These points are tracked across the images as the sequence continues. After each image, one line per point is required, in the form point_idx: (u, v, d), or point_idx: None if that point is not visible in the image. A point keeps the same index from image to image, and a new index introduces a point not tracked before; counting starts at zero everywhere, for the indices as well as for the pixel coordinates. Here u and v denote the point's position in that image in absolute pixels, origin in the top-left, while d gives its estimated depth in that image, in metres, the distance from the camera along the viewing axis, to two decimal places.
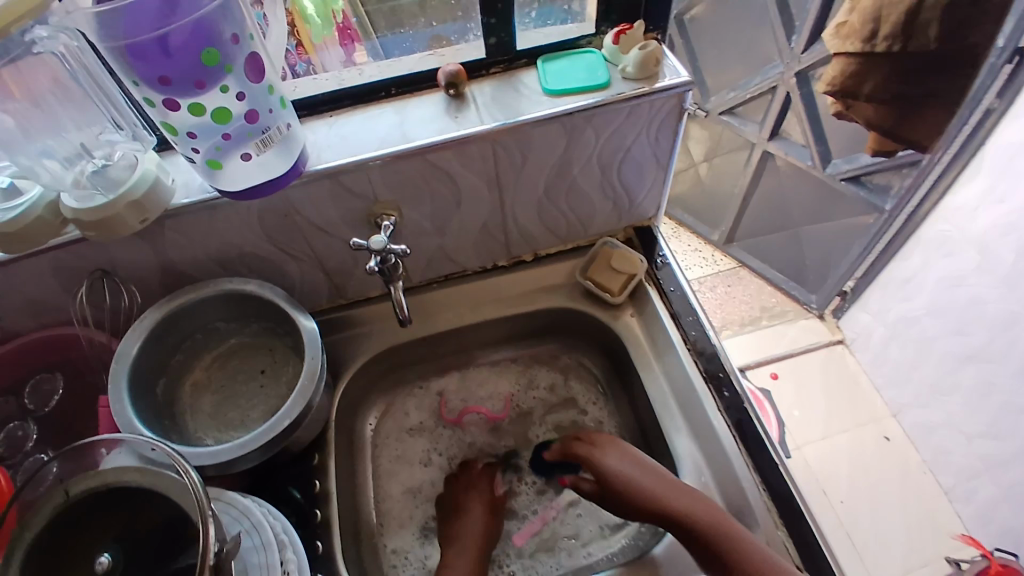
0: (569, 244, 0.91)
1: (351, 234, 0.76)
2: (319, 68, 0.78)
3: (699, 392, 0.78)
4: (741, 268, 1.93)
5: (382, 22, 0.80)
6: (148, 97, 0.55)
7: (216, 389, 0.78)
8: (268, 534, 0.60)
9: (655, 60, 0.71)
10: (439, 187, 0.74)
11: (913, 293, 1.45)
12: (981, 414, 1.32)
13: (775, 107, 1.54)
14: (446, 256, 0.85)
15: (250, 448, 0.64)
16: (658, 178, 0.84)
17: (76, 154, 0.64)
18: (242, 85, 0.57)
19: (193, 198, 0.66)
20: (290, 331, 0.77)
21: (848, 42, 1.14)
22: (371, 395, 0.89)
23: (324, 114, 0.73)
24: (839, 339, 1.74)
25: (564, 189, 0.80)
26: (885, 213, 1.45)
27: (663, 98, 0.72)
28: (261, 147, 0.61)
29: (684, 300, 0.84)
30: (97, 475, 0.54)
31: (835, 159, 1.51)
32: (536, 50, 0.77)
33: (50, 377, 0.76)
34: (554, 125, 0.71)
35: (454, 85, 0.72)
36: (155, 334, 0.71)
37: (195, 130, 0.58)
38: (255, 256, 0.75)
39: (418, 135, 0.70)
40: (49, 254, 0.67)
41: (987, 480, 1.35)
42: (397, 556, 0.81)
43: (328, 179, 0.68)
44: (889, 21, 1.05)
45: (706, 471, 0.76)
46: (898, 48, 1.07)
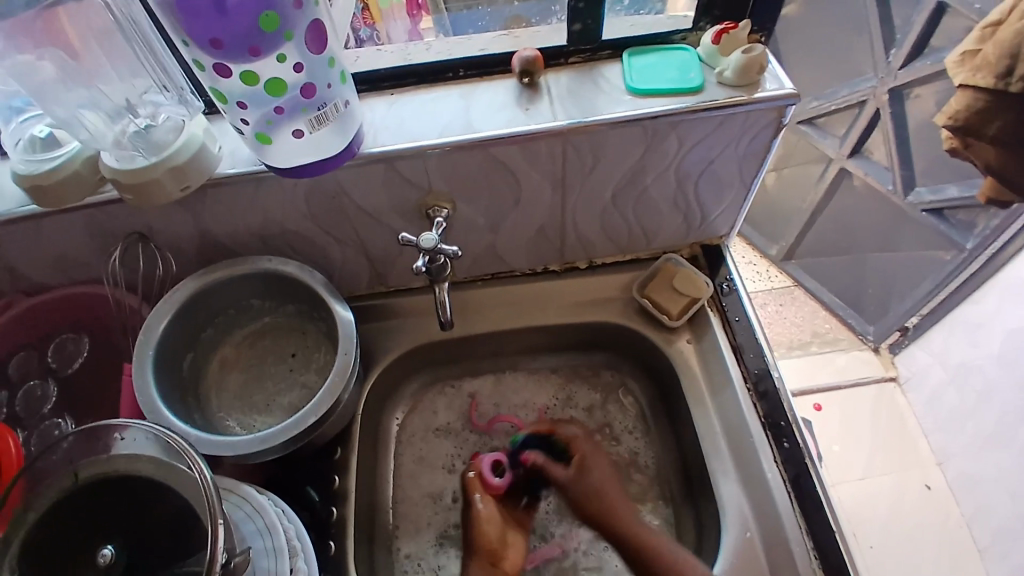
0: (628, 255, 0.84)
1: (400, 222, 0.71)
2: (383, 39, 0.73)
3: (754, 437, 0.72)
4: (795, 287, 1.81)
5: None
6: (198, 59, 0.50)
7: (244, 369, 0.74)
8: (280, 538, 0.56)
9: (758, 67, 0.63)
10: (499, 184, 0.68)
11: (980, 339, 1.33)
12: None
13: (861, 125, 1.42)
14: (495, 255, 0.79)
15: (271, 444, 0.59)
16: (738, 196, 0.76)
17: (119, 110, 0.60)
18: (301, 54, 0.52)
19: (238, 169, 0.61)
20: (325, 317, 0.72)
21: (977, 74, 0.84)
22: (401, 389, 0.84)
23: (385, 91, 0.68)
24: (893, 375, 1.62)
25: (634, 198, 0.73)
26: (964, 251, 1.34)
27: (761, 110, 0.64)
28: (314, 125, 0.55)
29: (749, 332, 0.77)
30: (107, 461, 0.52)
31: (919, 185, 1.38)
32: (622, 42, 0.69)
33: (75, 338, 0.75)
34: (635, 128, 0.64)
35: (529, 72, 0.66)
36: (185, 307, 0.68)
37: (245, 100, 0.53)
38: (297, 235, 0.71)
39: (484, 125, 0.64)
40: (84, 213, 0.64)
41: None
42: (410, 562, 0.76)
43: (382, 164, 0.63)
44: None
45: (751, 526, 0.69)
46: None
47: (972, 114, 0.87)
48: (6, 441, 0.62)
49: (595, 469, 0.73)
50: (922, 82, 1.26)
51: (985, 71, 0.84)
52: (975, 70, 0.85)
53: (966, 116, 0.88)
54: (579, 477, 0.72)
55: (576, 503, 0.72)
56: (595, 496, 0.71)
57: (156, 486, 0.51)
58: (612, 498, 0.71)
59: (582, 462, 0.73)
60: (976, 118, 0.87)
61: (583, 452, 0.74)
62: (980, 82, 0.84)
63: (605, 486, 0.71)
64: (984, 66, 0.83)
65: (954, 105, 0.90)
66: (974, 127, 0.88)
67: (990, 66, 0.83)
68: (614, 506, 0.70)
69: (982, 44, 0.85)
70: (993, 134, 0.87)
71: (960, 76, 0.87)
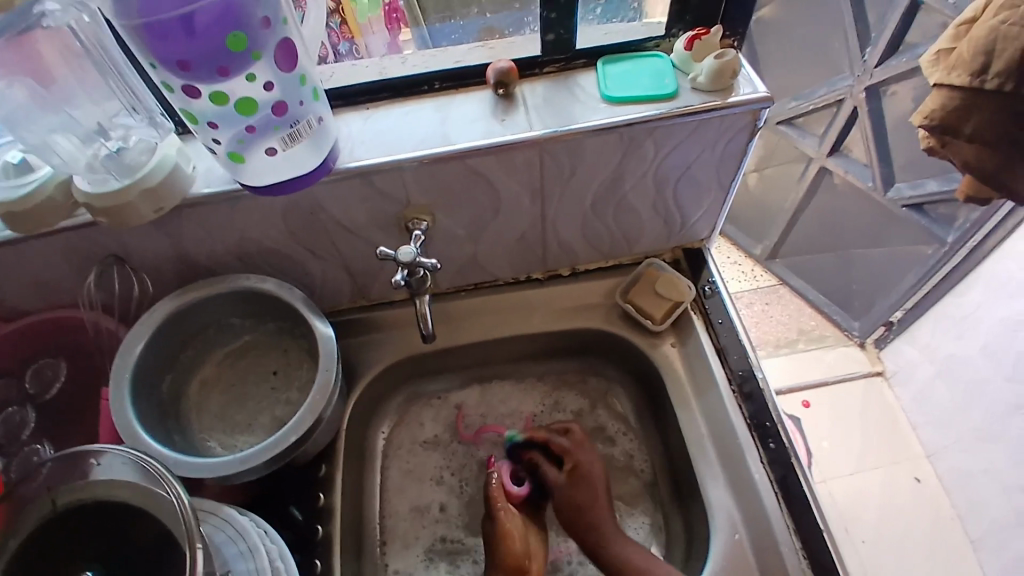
0: (610, 261, 0.84)
1: (379, 236, 0.70)
2: (363, 51, 0.74)
3: (741, 440, 0.72)
4: (780, 285, 1.82)
5: (433, 8, 0.74)
6: (167, 81, 0.50)
7: (225, 389, 0.73)
8: (263, 560, 0.55)
9: (731, 72, 0.64)
10: (477, 195, 0.68)
11: (966, 331, 1.34)
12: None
13: (841, 118, 1.43)
14: (477, 265, 0.79)
15: (252, 465, 0.59)
16: (717, 199, 0.76)
17: (91, 133, 0.59)
18: (272, 73, 0.52)
19: (213, 188, 0.61)
20: (306, 333, 0.72)
21: (953, 74, 0.85)
22: (386, 403, 0.84)
23: (360, 105, 0.68)
24: (879, 370, 1.64)
25: (613, 204, 0.74)
26: (945, 245, 1.35)
27: (736, 114, 0.65)
28: (287, 143, 0.56)
29: (733, 334, 0.77)
30: (85, 487, 0.51)
31: (898, 181, 1.40)
32: (597, 50, 0.69)
33: (53, 364, 0.74)
34: (611, 136, 0.64)
35: (504, 83, 0.66)
36: (164, 328, 0.67)
37: (216, 120, 0.53)
38: (275, 252, 0.70)
39: (461, 137, 0.64)
40: (58, 236, 0.63)
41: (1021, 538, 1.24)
42: None
43: (359, 178, 0.62)
44: (1002, 58, 0.79)
45: (740, 528, 0.69)
46: (1015, 87, 0.80)
47: (947, 113, 0.87)
48: None
49: (591, 482, 0.73)
50: (899, 79, 1.28)
51: (959, 70, 0.84)
52: (950, 69, 0.85)
53: (941, 115, 0.88)
54: (574, 487, 0.73)
55: (562, 506, 0.73)
56: (572, 504, 0.72)
57: (134, 512, 0.51)
58: (601, 513, 0.71)
59: (578, 472, 0.74)
60: (951, 116, 0.87)
61: (581, 464, 0.74)
62: (955, 80, 0.84)
63: (597, 498, 0.72)
64: (959, 64, 0.84)
65: (930, 104, 0.90)
66: (952, 125, 0.88)
67: (964, 63, 0.83)
68: (601, 521, 0.70)
69: (956, 42, 0.86)
70: (969, 133, 0.87)
71: (936, 74, 0.88)
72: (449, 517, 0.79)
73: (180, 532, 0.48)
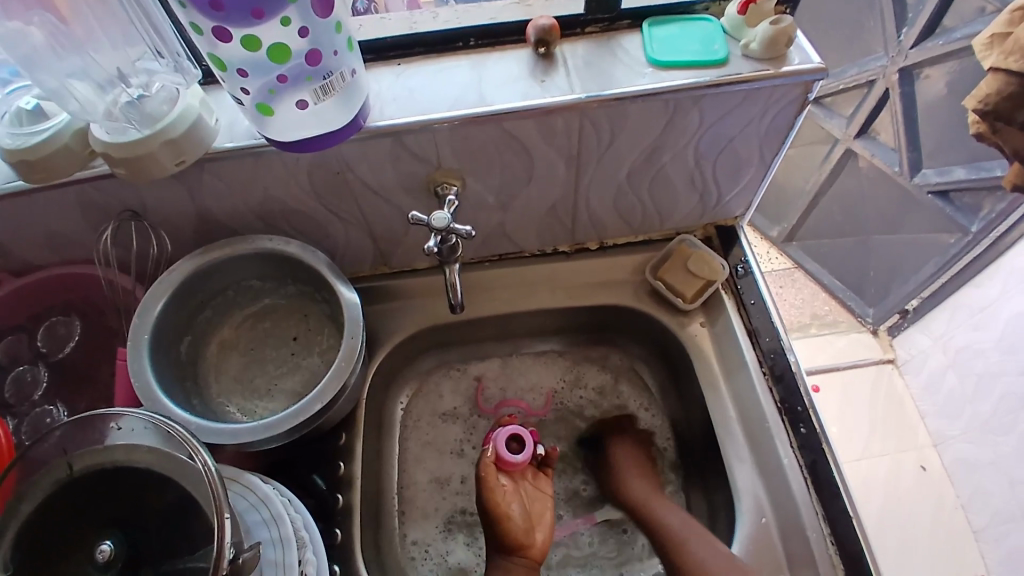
0: (641, 236, 0.81)
1: (407, 200, 0.68)
2: (381, 9, 0.69)
3: (769, 423, 0.70)
4: (796, 269, 1.79)
5: None
6: (195, 22, 0.46)
7: (243, 352, 0.71)
8: (287, 528, 0.54)
9: (787, 39, 0.60)
10: (511, 160, 0.65)
11: (985, 323, 1.32)
12: None
13: (869, 101, 1.37)
14: (504, 234, 0.76)
15: (278, 431, 0.57)
16: (757, 175, 0.74)
17: (109, 79, 0.56)
18: (306, 18, 0.48)
19: (237, 143, 0.58)
20: (328, 298, 0.69)
21: (1012, 58, 0.81)
22: (406, 372, 0.82)
23: (391, 61, 0.64)
24: (890, 358, 1.62)
25: (649, 175, 0.71)
26: (968, 235, 1.32)
27: (788, 85, 0.61)
28: (319, 95, 0.52)
29: (764, 314, 0.75)
30: (101, 452, 0.49)
31: (925, 167, 1.34)
32: (642, 11, 0.66)
33: (66, 321, 0.72)
34: (656, 102, 0.61)
35: (545, 42, 0.63)
36: (182, 288, 0.64)
37: (245, 67, 0.49)
38: (298, 212, 0.67)
39: (497, 98, 0.60)
40: (72, 188, 0.60)
41: None
42: (417, 547, 0.75)
43: (389, 138, 0.59)
44: None
45: (767, 512, 0.68)
46: None
47: (1003, 100, 0.84)
48: None
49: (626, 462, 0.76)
50: (933, 62, 1.21)
51: (1017, 56, 0.80)
52: (1007, 54, 0.81)
53: (996, 100, 0.84)
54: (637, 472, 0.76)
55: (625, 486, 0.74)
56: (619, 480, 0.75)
57: (157, 479, 0.49)
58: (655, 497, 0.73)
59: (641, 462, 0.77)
60: (1006, 103, 0.84)
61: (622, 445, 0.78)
62: (1013, 65, 0.81)
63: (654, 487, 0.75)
64: (1017, 50, 0.80)
65: (985, 88, 0.86)
66: (1005, 112, 0.85)
67: (1022, 49, 0.80)
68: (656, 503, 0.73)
69: (1012, 27, 0.82)
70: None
71: (992, 58, 0.84)
72: (470, 489, 0.79)
73: (208, 501, 0.46)
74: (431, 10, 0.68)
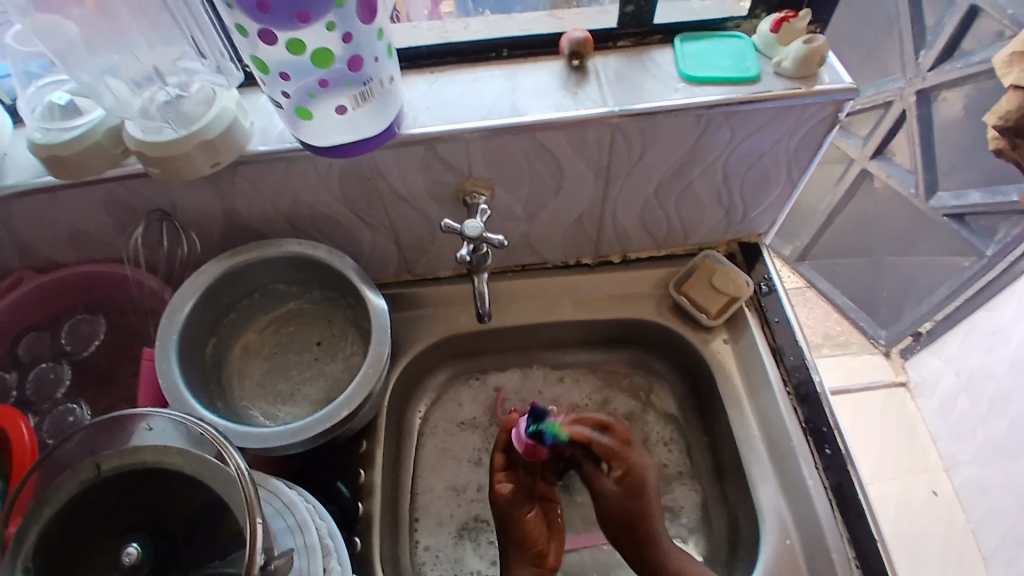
0: (664, 250, 0.81)
1: (435, 208, 0.68)
2: (404, 20, 0.68)
3: (794, 443, 0.70)
4: (808, 288, 1.77)
5: None
6: (241, 24, 0.46)
7: (267, 356, 0.71)
8: (312, 536, 0.53)
9: (820, 58, 0.60)
10: (541, 171, 0.65)
11: (997, 345, 1.29)
12: None
13: (885, 125, 1.38)
14: (528, 244, 0.76)
15: (303, 437, 0.57)
16: (783, 193, 0.74)
17: (144, 76, 0.56)
18: (350, 25, 0.48)
19: (270, 146, 0.58)
20: (353, 305, 0.69)
21: None
22: (425, 381, 0.82)
23: (424, 69, 0.65)
24: (902, 380, 1.61)
25: (677, 190, 0.71)
26: (984, 258, 1.30)
27: (821, 103, 0.61)
28: (358, 101, 0.52)
29: (789, 333, 0.75)
30: (132, 454, 0.48)
31: (941, 189, 1.34)
32: (674, 27, 0.66)
33: (90, 320, 0.72)
34: (688, 117, 0.61)
35: (579, 54, 0.63)
36: (210, 290, 0.64)
37: (287, 70, 0.49)
38: (327, 218, 0.67)
39: (530, 108, 0.60)
40: (104, 187, 0.60)
41: None
42: (428, 553, 0.74)
43: (422, 146, 0.59)
44: None
45: (792, 533, 0.67)
46: None
47: None
48: (19, 427, 0.59)
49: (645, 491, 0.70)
50: (951, 85, 1.22)
51: None
52: None
53: (1018, 116, 0.84)
54: (624, 496, 0.69)
55: (611, 513, 0.70)
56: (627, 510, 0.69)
57: (186, 483, 0.48)
58: (654, 522, 0.68)
59: (630, 479, 0.70)
60: None
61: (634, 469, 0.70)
62: None
63: (652, 506, 0.69)
64: None
65: (1007, 104, 0.86)
66: None
67: None
68: (653, 530, 0.68)
69: None
70: None
71: (1012, 76, 0.84)
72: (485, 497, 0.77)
73: (239, 505, 0.46)
74: (462, 19, 0.68)
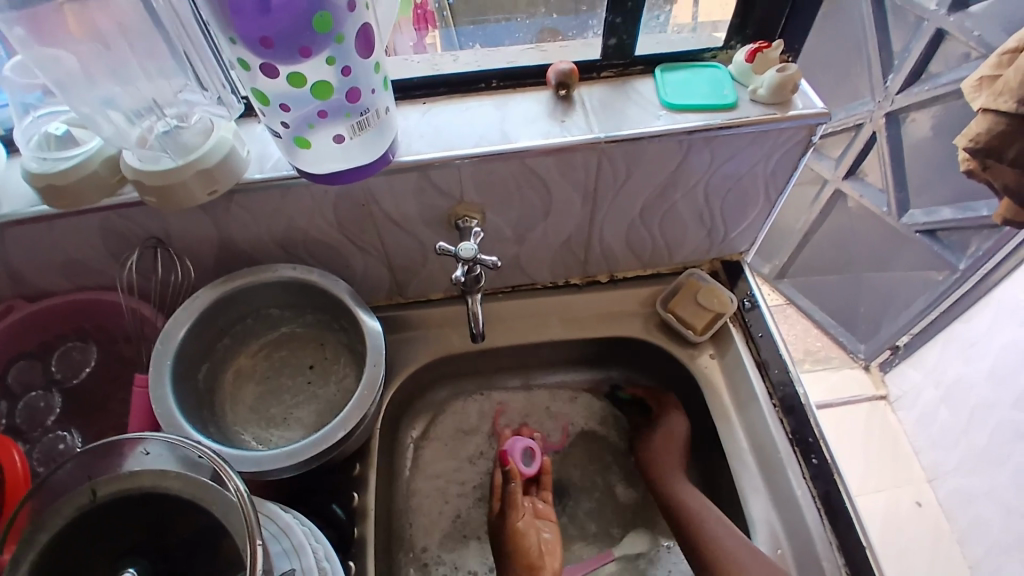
0: (649, 270, 0.84)
1: (428, 231, 0.69)
2: (392, 53, 0.70)
3: (782, 454, 0.71)
4: (788, 305, 1.81)
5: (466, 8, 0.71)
6: (244, 58, 0.48)
7: (259, 381, 0.71)
8: (309, 559, 0.54)
9: (793, 86, 0.64)
10: (531, 196, 0.67)
11: (975, 357, 1.33)
12: None
13: (855, 147, 1.43)
14: (519, 266, 0.78)
15: (298, 460, 0.57)
16: (762, 213, 0.77)
17: (144, 107, 0.57)
18: (349, 59, 0.50)
19: (266, 174, 0.60)
20: (346, 327, 0.70)
21: (999, 99, 0.85)
22: (417, 403, 0.82)
23: (416, 100, 0.67)
24: (883, 394, 1.64)
25: (662, 212, 0.73)
26: (957, 272, 1.34)
27: (794, 128, 0.64)
28: (355, 130, 0.54)
29: (773, 347, 0.77)
30: (131, 478, 0.48)
31: (912, 207, 1.38)
32: (654, 58, 0.70)
33: (82, 347, 0.72)
34: (670, 141, 0.63)
35: (565, 84, 0.66)
36: (203, 316, 0.65)
37: (287, 102, 0.51)
38: (320, 242, 0.69)
39: (521, 136, 0.63)
40: (100, 214, 0.61)
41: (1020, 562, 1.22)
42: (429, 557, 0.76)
43: (416, 172, 0.61)
44: None
45: (783, 542, 0.69)
46: None
47: (992, 138, 0.88)
48: (12, 457, 0.59)
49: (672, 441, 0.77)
50: (919, 107, 1.27)
51: (1007, 96, 0.84)
52: (997, 95, 0.85)
53: (986, 139, 0.89)
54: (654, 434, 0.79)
55: (636, 461, 0.80)
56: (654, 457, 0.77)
57: (190, 507, 0.47)
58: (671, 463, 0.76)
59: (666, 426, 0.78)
60: (995, 141, 0.88)
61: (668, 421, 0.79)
62: (1003, 105, 0.85)
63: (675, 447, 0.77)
64: (1005, 91, 0.84)
65: (975, 128, 0.90)
66: (995, 149, 0.89)
67: (1011, 91, 0.83)
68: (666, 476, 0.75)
69: (1001, 69, 0.87)
70: (1013, 156, 0.88)
71: (982, 99, 0.88)
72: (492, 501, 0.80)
73: (242, 532, 0.45)
74: (450, 52, 0.71)
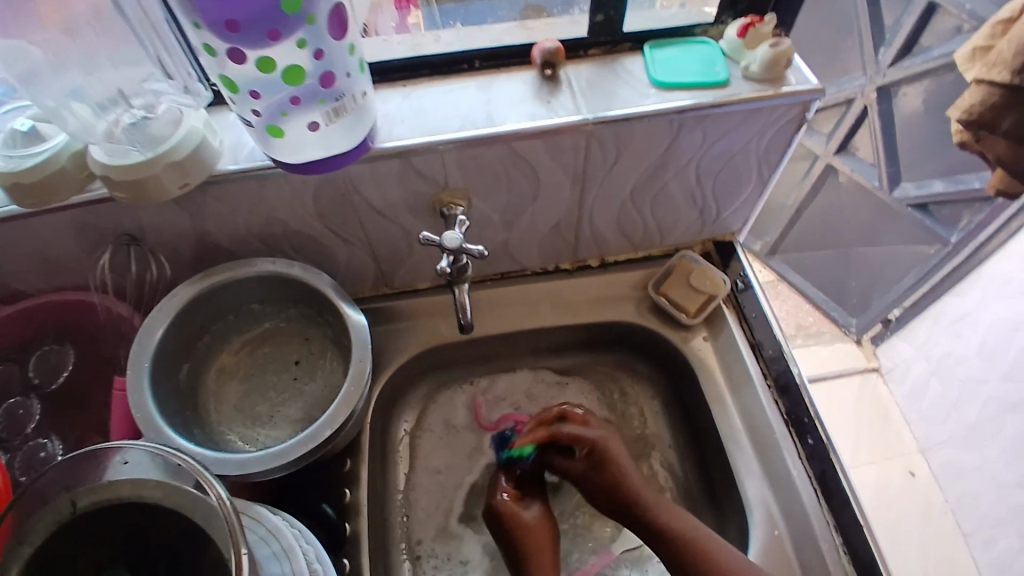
0: (641, 252, 0.82)
1: (412, 219, 0.67)
2: (373, 33, 0.67)
3: (778, 434, 0.71)
4: (780, 282, 1.80)
5: None
6: (209, 43, 0.45)
7: (244, 378, 0.70)
8: (300, 561, 0.52)
9: (786, 61, 0.62)
10: (518, 180, 0.65)
11: (966, 330, 1.33)
12: (1015, 464, 1.21)
13: (845, 124, 1.41)
14: (508, 253, 0.76)
15: (285, 459, 0.55)
16: (754, 192, 0.75)
17: (110, 98, 0.54)
18: (321, 41, 0.48)
19: (241, 165, 0.57)
20: (330, 321, 0.68)
21: (993, 69, 0.84)
22: (407, 395, 0.81)
23: (396, 83, 0.64)
24: (875, 366, 1.64)
25: (653, 193, 0.71)
26: (947, 245, 1.34)
27: (787, 105, 0.62)
28: (331, 117, 0.52)
29: (765, 326, 0.76)
30: (106, 488, 0.46)
31: (903, 181, 1.37)
32: (644, 34, 0.67)
33: (59, 349, 0.70)
34: (661, 121, 0.61)
35: (550, 64, 0.64)
36: (181, 314, 0.63)
37: (258, 88, 0.49)
38: (301, 234, 0.66)
39: (506, 118, 0.60)
40: (70, 213, 0.58)
41: (1012, 531, 1.24)
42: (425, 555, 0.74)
43: (397, 159, 0.59)
44: None
45: (779, 524, 0.68)
46: None
47: (984, 108, 0.87)
48: None
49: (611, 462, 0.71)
50: (910, 80, 1.25)
51: (1000, 67, 0.83)
52: (991, 66, 0.84)
53: (980, 110, 0.87)
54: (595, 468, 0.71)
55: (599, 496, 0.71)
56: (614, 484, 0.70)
57: (170, 516, 0.46)
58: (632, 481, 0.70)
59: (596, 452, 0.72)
60: (987, 111, 0.87)
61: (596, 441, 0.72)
62: (997, 76, 0.83)
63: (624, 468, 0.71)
64: (999, 62, 0.82)
65: (968, 99, 0.89)
66: (987, 120, 0.88)
67: (1005, 61, 0.82)
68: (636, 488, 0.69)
69: (994, 39, 0.85)
70: (1005, 128, 0.86)
71: (975, 71, 0.87)
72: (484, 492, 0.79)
73: (224, 535, 0.44)
74: (431, 32, 0.68)
